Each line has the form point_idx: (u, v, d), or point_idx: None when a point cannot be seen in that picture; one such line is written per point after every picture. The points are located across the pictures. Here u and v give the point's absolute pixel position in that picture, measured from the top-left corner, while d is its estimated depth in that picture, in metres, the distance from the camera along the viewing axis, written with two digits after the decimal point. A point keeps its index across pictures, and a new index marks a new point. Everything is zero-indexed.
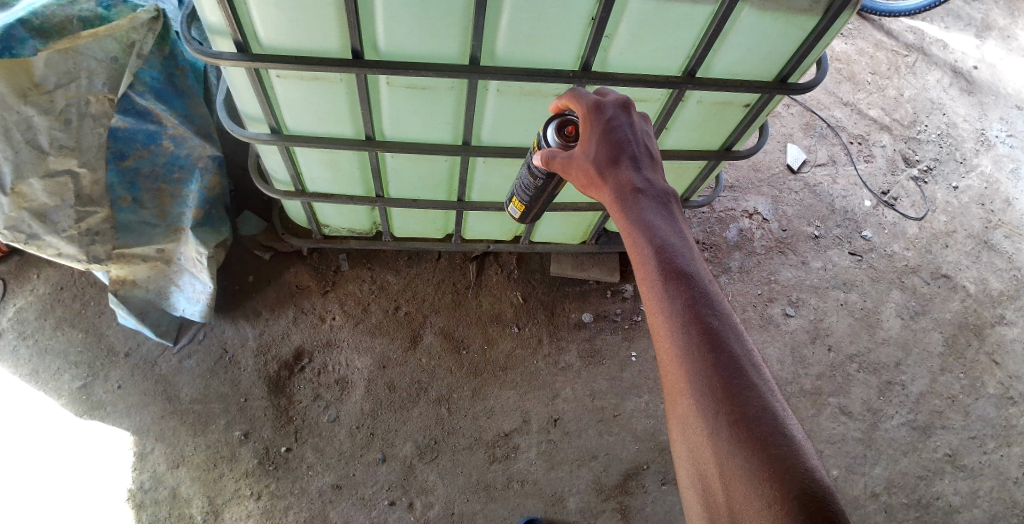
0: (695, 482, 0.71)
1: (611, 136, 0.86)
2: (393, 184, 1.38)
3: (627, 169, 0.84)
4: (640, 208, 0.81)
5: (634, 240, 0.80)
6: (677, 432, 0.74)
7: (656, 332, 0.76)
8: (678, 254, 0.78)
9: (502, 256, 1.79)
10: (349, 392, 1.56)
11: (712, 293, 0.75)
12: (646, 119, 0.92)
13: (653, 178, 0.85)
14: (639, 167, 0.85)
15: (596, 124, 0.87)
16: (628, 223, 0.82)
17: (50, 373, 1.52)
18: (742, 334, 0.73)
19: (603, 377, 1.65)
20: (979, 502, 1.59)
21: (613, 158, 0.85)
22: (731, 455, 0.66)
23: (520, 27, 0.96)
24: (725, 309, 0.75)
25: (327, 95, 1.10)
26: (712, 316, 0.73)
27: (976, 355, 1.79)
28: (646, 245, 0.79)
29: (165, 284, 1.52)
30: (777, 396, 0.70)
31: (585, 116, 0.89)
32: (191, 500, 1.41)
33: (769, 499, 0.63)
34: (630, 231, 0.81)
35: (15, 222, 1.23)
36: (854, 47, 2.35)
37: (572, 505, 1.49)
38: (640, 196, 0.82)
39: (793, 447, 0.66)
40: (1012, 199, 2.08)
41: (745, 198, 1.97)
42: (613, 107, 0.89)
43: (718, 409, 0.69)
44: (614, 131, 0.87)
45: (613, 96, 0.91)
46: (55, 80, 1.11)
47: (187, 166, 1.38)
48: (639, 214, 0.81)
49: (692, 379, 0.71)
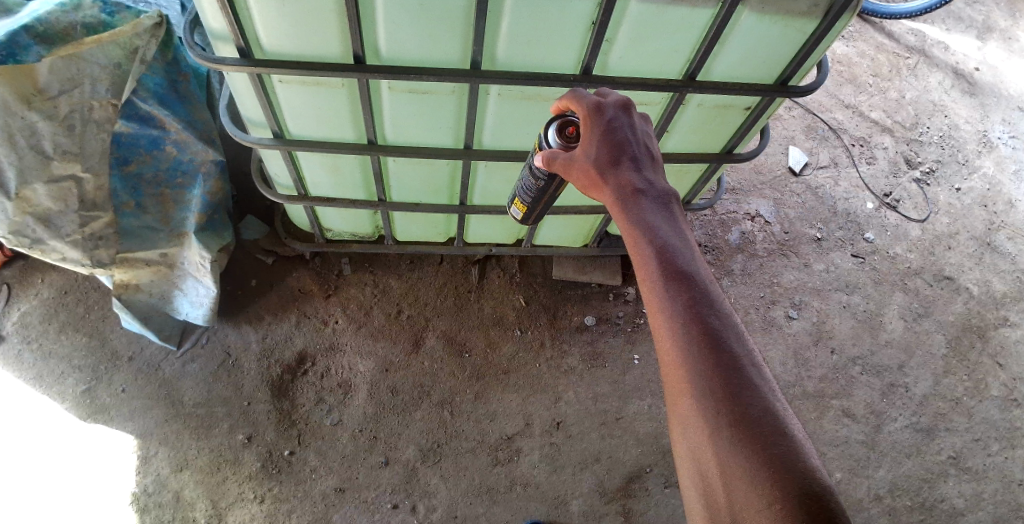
0: (695, 483, 0.71)
1: (611, 136, 0.87)
2: (395, 188, 1.38)
3: (627, 170, 0.85)
4: (641, 209, 0.82)
5: (635, 241, 0.80)
6: (677, 432, 0.74)
7: (656, 332, 0.76)
8: (679, 254, 0.78)
9: (504, 259, 1.79)
10: (352, 395, 1.56)
11: (713, 293, 0.75)
12: (646, 119, 0.92)
13: (653, 178, 0.85)
14: (639, 168, 0.85)
15: (596, 125, 0.87)
16: (628, 224, 0.82)
17: (54, 376, 1.52)
18: (743, 334, 0.74)
19: (605, 381, 1.65)
20: (984, 504, 1.58)
21: (614, 159, 0.86)
22: (732, 454, 0.67)
23: (521, 31, 0.97)
24: (726, 309, 0.75)
25: (328, 100, 1.11)
26: (712, 316, 0.73)
27: (980, 357, 1.79)
28: (647, 245, 0.79)
29: (168, 289, 1.52)
30: (778, 396, 0.71)
31: (585, 118, 0.89)
32: (195, 504, 1.41)
33: (769, 498, 0.63)
34: (631, 232, 0.81)
35: (19, 227, 1.23)
36: (855, 49, 2.35)
37: (575, 508, 1.49)
38: (640, 197, 0.83)
39: (793, 447, 0.66)
40: (1015, 201, 2.07)
41: (746, 201, 1.97)
42: (613, 108, 0.89)
43: (718, 409, 0.69)
44: (615, 132, 0.87)
45: (614, 96, 0.91)
46: (58, 86, 1.12)
47: (190, 171, 1.38)
48: (639, 214, 0.81)
49: (693, 379, 0.71)
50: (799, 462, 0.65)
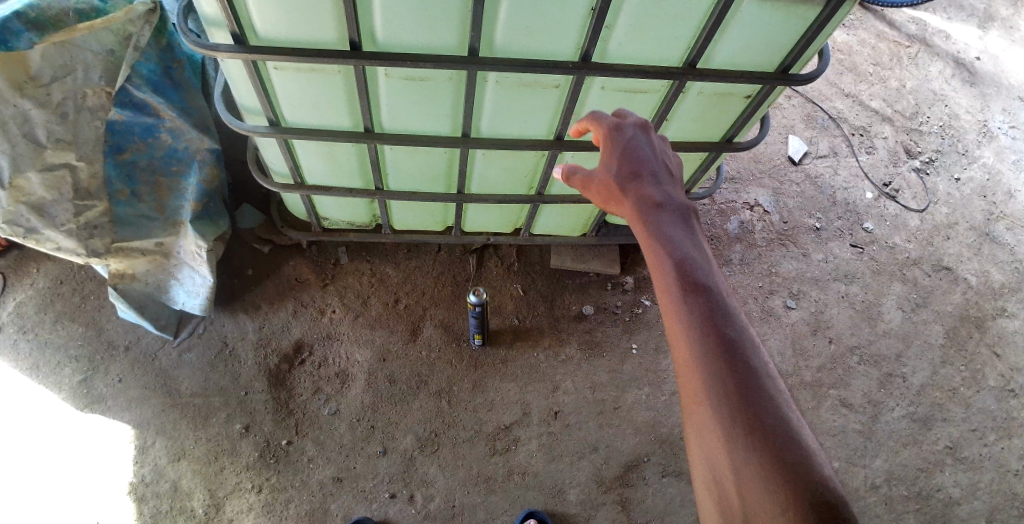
0: (708, 492, 0.70)
1: (630, 153, 0.89)
2: (392, 176, 1.37)
3: (646, 184, 0.86)
4: (658, 221, 0.82)
5: (653, 252, 0.80)
6: (691, 445, 0.73)
7: (673, 342, 0.75)
8: (697, 267, 0.78)
9: (502, 248, 1.78)
10: (350, 384, 1.56)
11: (730, 307, 0.75)
12: (665, 141, 0.94)
13: (673, 192, 0.86)
14: (658, 183, 0.86)
15: (617, 143, 0.90)
16: (646, 236, 0.82)
17: (50, 366, 1.52)
18: (759, 348, 0.73)
19: (604, 370, 1.65)
20: (980, 493, 1.59)
21: (633, 173, 0.87)
22: (748, 467, 0.66)
23: (519, 17, 0.95)
24: (742, 323, 0.75)
25: (324, 87, 1.09)
26: (729, 328, 0.73)
27: (977, 347, 1.79)
28: (665, 257, 0.79)
29: (164, 278, 1.51)
30: (793, 412, 0.70)
31: (605, 136, 0.92)
32: (192, 493, 1.41)
33: (787, 512, 0.62)
34: (648, 243, 0.82)
35: (13, 216, 1.22)
36: (856, 38, 2.33)
37: (572, 497, 1.49)
38: (659, 209, 0.84)
39: (808, 461, 0.65)
40: (1014, 191, 2.07)
41: (745, 190, 1.96)
42: (632, 127, 0.92)
43: (735, 419, 0.68)
44: (633, 148, 0.89)
45: (633, 118, 0.93)
46: (51, 73, 1.11)
47: (186, 159, 1.37)
48: (657, 227, 0.82)
49: (709, 389, 0.70)
50: (815, 477, 0.64)
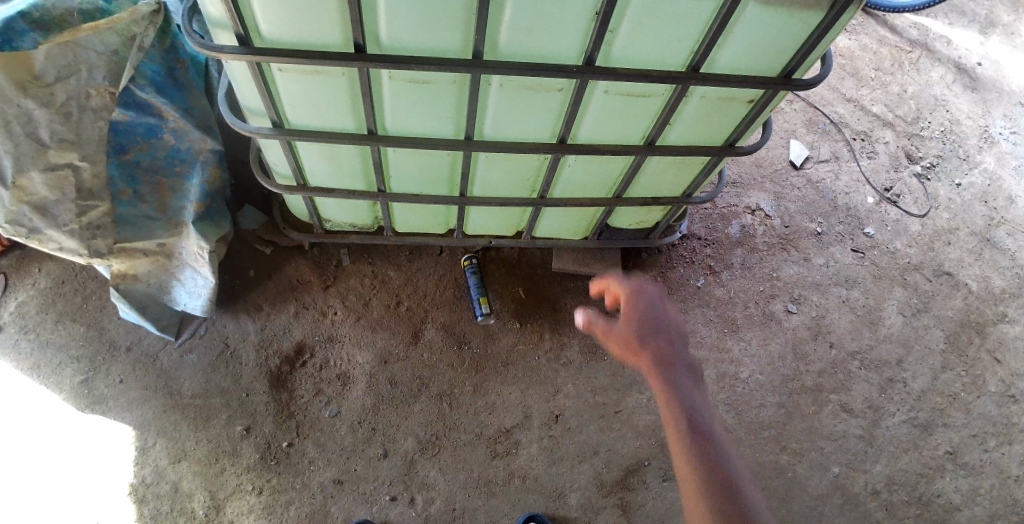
0: None
1: (648, 317, 1.01)
2: (394, 178, 1.37)
3: (662, 346, 0.98)
4: (673, 383, 0.95)
5: (670, 414, 0.93)
6: None
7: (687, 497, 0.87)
8: (706, 430, 0.91)
9: (503, 250, 1.78)
10: (351, 386, 1.56)
11: (734, 469, 0.89)
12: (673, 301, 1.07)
13: (683, 355, 0.99)
14: (671, 345, 0.99)
15: (636, 306, 1.02)
16: (663, 396, 0.95)
17: (52, 367, 1.52)
18: (759, 506, 0.86)
19: (605, 373, 1.65)
20: (980, 499, 1.59)
21: (651, 335, 0.99)
22: None
23: (524, 21, 0.96)
24: (745, 483, 0.88)
25: (328, 89, 1.09)
26: (736, 489, 0.86)
27: (978, 352, 1.79)
28: (681, 419, 0.92)
29: (165, 278, 1.51)
30: None
31: (626, 297, 1.04)
32: (193, 494, 1.41)
33: None
34: (666, 404, 0.94)
35: (15, 216, 1.22)
36: (858, 42, 2.34)
37: (573, 501, 1.49)
38: (673, 370, 0.96)
39: None
40: (1015, 197, 2.07)
41: (747, 194, 1.96)
42: (649, 291, 1.04)
43: None
44: (650, 310, 1.02)
45: (648, 282, 1.06)
46: (55, 73, 1.10)
47: (188, 160, 1.38)
48: (674, 389, 0.94)
49: None
50: None
